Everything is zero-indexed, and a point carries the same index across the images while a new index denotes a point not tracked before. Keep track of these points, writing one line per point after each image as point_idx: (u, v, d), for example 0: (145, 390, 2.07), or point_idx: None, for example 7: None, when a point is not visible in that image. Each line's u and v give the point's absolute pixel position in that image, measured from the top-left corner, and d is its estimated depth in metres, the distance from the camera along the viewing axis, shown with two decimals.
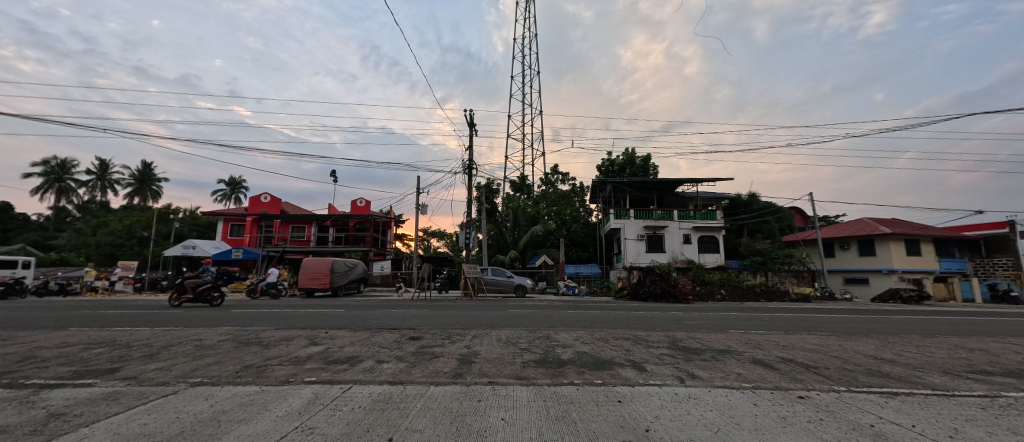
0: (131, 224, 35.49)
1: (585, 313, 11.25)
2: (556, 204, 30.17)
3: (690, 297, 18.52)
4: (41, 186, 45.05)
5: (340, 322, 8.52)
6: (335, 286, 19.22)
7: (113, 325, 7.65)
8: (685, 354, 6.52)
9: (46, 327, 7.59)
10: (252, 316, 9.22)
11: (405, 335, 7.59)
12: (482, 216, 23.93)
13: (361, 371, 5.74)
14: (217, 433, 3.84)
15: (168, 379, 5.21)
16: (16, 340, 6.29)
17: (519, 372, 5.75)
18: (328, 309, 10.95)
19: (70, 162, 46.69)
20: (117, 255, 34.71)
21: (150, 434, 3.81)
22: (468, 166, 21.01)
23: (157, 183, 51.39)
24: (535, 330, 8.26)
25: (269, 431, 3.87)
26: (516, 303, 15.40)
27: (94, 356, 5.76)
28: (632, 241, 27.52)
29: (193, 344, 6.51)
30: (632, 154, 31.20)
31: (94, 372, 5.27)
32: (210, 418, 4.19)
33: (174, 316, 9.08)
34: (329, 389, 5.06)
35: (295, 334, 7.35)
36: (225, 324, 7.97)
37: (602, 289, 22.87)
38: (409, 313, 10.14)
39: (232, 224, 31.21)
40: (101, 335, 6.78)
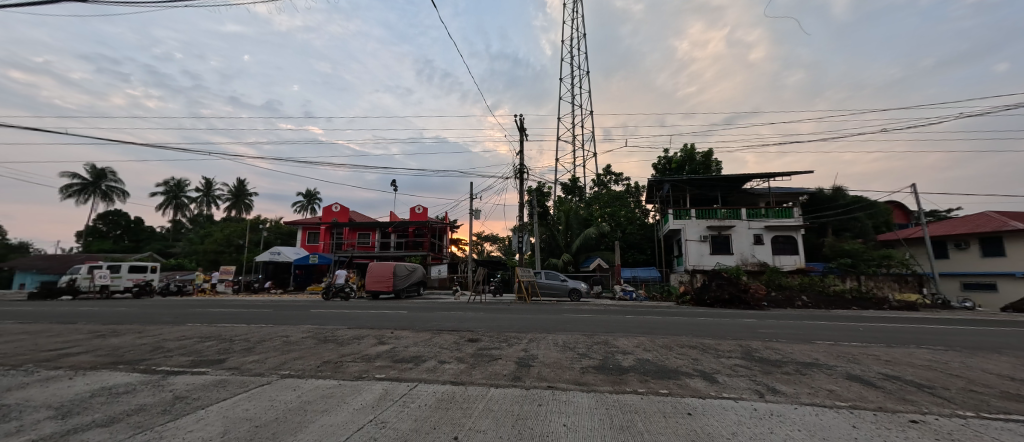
0: (229, 234, 40.86)
1: (645, 318, 10.78)
2: (610, 205, 29.23)
3: (763, 303, 16.97)
4: (162, 203, 53.47)
5: (404, 323, 9.01)
6: (398, 289, 20.43)
7: (218, 322, 8.79)
8: (763, 366, 5.94)
9: (170, 322, 8.95)
10: (329, 316, 10.08)
11: (464, 337, 7.79)
12: (534, 219, 23.95)
13: (425, 370, 6.01)
14: (304, 421, 4.24)
15: (263, 370, 5.89)
16: (149, 333, 7.50)
17: (578, 377, 5.64)
18: (393, 311, 11.66)
19: (184, 182, 54.90)
20: (219, 260, 40.19)
21: (251, 419, 4.30)
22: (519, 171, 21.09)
23: (248, 197, 58.50)
24: (592, 335, 8.06)
25: (347, 422, 4.18)
26: (571, 307, 15.24)
27: (205, 348, 6.67)
28: (694, 243, 25.75)
29: (281, 339, 7.27)
30: (692, 149, 29.29)
31: (206, 361, 6.11)
32: (298, 407, 4.65)
33: (266, 315, 10.25)
34: (397, 387, 5.35)
35: (366, 334, 7.92)
36: (306, 323, 8.79)
37: (663, 294, 21.48)
38: (467, 315, 10.45)
39: (308, 232, 34.54)
40: (212, 329, 7.87)
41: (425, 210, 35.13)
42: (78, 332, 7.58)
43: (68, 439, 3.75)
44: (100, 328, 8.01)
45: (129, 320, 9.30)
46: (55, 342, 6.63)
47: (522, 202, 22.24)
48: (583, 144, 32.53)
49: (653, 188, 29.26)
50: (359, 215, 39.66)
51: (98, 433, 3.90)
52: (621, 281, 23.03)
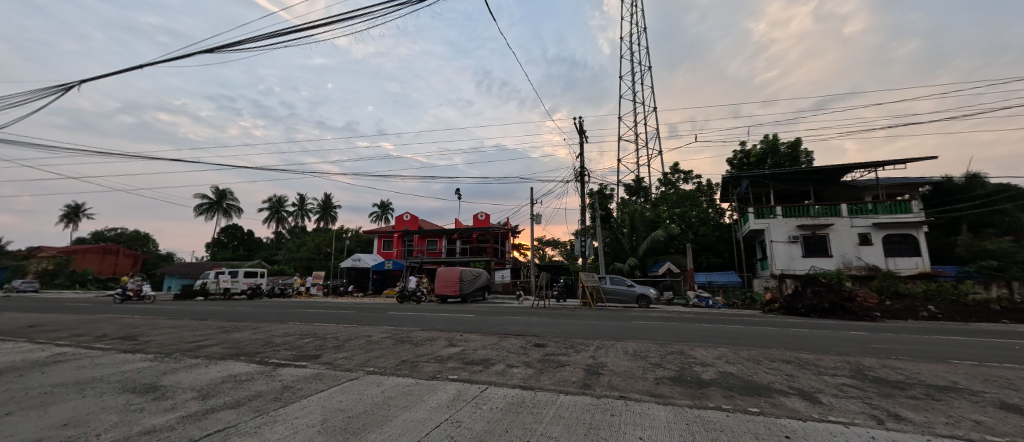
0: (318, 243, 46.00)
1: (726, 327, 9.87)
2: (679, 205, 27.34)
3: (877, 315, 14.48)
4: (267, 217, 62.08)
5: (472, 326, 9.31)
6: (464, 293, 21.28)
7: (313, 322, 9.91)
8: (879, 388, 5.07)
9: (276, 320, 10.30)
10: (404, 318, 10.83)
11: (530, 342, 7.83)
12: (596, 222, 23.32)
13: (494, 373, 6.14)
14: (388, 416, 4.58)
15: (352, 366, 6.51)
16: (262, 330, 8.70)
17: (653, 388, 5.34)
18: (462, 314, 12.16)
19: (283, 198, 63.12)
20: (312, 266, 45.47)
21: (344, 410, 4.77)
22: (580, 174, 20.73)
23: (333, 210, 65.32)
24: (666, 344, 7.60)
25: (425, 419, 4.43)
26: (640, 313, 14.58)
27: (305, 344, 7.56)
28: (781, 245, 22.96)
29: (365, 339, 7.97)
30: (775, 140, 26.36)
31: (306, 356, 6.92)
32: (383, 401, 5.05)
33: (352, 316, 11.34)
34: (469, 388, 5.56)
35: (437, 335, 8.35)
36: (385, 324, 9.53)
37: (745, 302, 19.42)
38: (533, 320, 10.48)
39: (383, 239, 37.55)
40: (308, 328, 8.91)
41: (488, 216, 36.36)
42: (211, 327, 9.08)
43: (208, 417, 4.50)
44: (226, 325, 9.47)
45: (247, 318, 10.91)
46: (195, 335, 8.00)
47: (583, 206, 21.83)
48: (648, 143, 30.88)
49: (728, 186, 26.92)
50: (426, 223, 42.14)
51: (229, 413, 4.62)
52: (695, 285, 21.41)
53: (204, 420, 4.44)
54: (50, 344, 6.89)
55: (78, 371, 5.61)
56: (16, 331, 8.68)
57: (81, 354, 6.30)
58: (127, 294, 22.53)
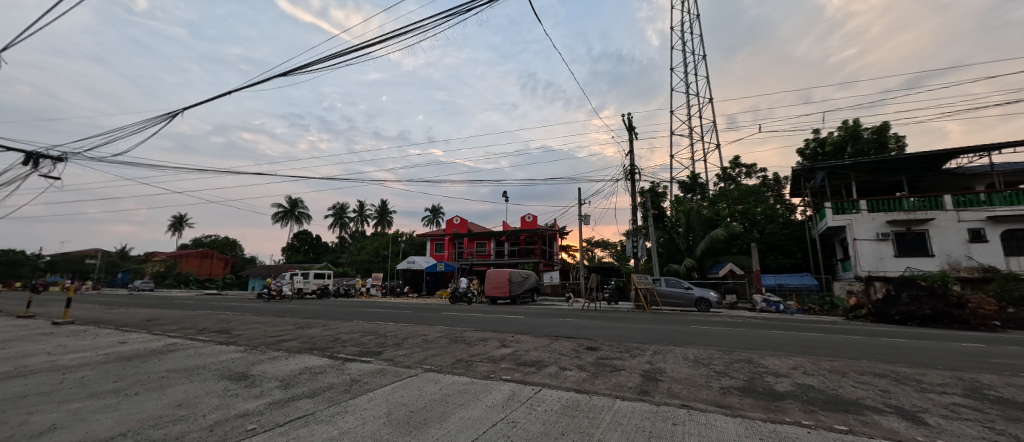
0: (377, 246, 49.03)
1: (802, 335, 8.94)
2: (741, 202, 25.38)
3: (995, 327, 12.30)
4: (332, 223, 67.41)
5: (523, 328, 9.37)
6: (513, 295, 21.51)
7: (375, 320, 10.58)
8: (1005, 410, 4.30)
9: (343, 318, 11.12)
10: (457, 318, 11.17)
11: (582, 345, 7.68)
12: (649, 222, 22.33)
13: (547, 375, 6.11)
14: (447, 412, 4.75)
15: (410, 363, 6.84)
16: (330, 326, 9.45)
17: (719, 399, 4.98)
18: (512, 315, 12.29)
19: (345, 205, 68.21)
20: (371, 268, 48.55)
21: (407, 404, 5.03)
22: (631, 172, 20.00)
23: (389, 215, 69.25)
24: (732, 351, 7.08)
25: (482, 418, 4.53)
26: (701, 318, 13.75)
27: (367, 341, 8.08)
28: (867, 243, 20.36)
29: (422, 338, 8.34)
30: (855, 126, 23.48)
31: (370, 352, 7.40)
32: (441, 398, 5.25)
33: (410, 315, 11.94)
34: (523, 389, 5.58)
35: (490, 336, 8.51)
36: (439, 324, 9.89)
37: (824, 307, 17.44)
38: (585, 323, 10.29)
39: (435, 242, 39.07)
40: (370, 326, 9.52)
41: (535, 218, 36.48)
42: (288, 323, 10.05)
43: (289, 405, 4.98)
44: (301, 321, 10.41)
45: (319, 316, 11.93)
46: (276, 330, 8.90)
47: (634, 205, 21.05)
48: (704, 137, 29.05)
49: (799, 179, 24.48)
50: (475, 226, 43.19)
51: (307, 402, 5.07)
52: (761, 288, 19.67)
53: (286, 407, 4.92)
54: (164, 335, 8.04)
55: (186, 359, 6.48)
56: (139, 323, 10.25)
57: (187, 345, 7.27)
58: (272, 293, 24.95)
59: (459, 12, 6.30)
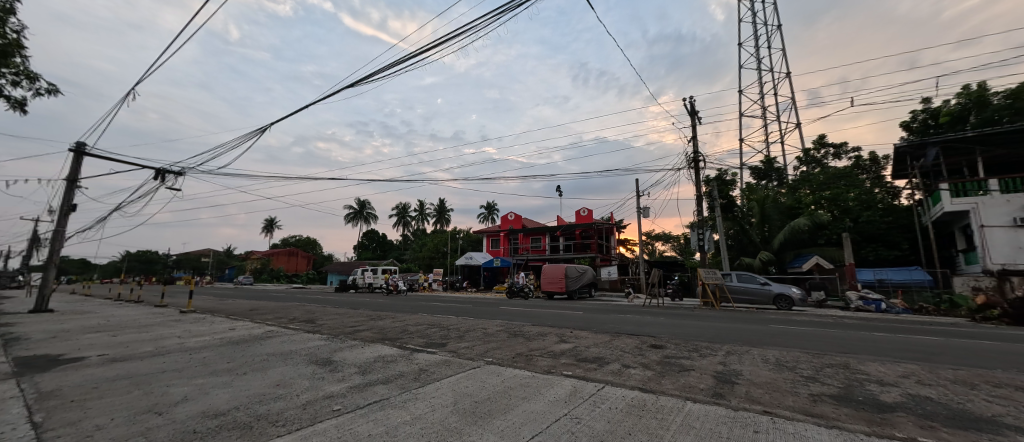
0: (437, 243, 51.44)
1: (912, 338, 7.69)
2: (828, 187, 22.36)
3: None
4: (396, 222, 72.01)
5: (582, 324, 9.24)
6: (570, 290, 21.28)
7: (438, 313, 11.13)
8: None
9: (410, 311, 11.87)
10: (515, 313, 11.35)
11: (646, 342, 7.37)
12: (716, 213, 20.73)
13: (610, 373, 5.95)
14: (510, 404, 4.82)
15: (473, 355, 7.09)
16: (399, 318, 10.13)
17: (808, 407, 4.47)
18: (570, 310, 12.16)
19: (407, 205, 72.40)
20: (432, 264, 51.09)
21: (471, 395, 5.22)
22: (694, 160, 18.72)
23: (447, 213, 72.21)
24: (822, 354, 6.31)
25: (545, 412, 4.53)
26: (782, 317, 12.46)
27: (432, 333, 8.51)
28: (1000, 230, 16.90)
29: (482, 331, 8.60)
30: (982, 91, 19.48)
31: (435, 344, 7.80)
32: (503, 391, 5.37)
33: (471, 309, 12.38)
34: (585, 385, 5.48)
35: (549, 331, 8.51)
36: (498, 318, 10.12)
37: (940, 306, 14.93)
38: (647, 320, 9.85)
39: (491, 238, 39.97)
40: (434, 319, 10.05)
41: (590, 212, 35.73)
42: (363, 314, 10.96)
43: (367, 389, 5.44)
44: (373, 313, 11.31)
45: (389, 308, 12.86)
46: (352, 321, 9.75)
47: (699, 195, 19.62)
48: (780, 117, 26.17)
49: (903, 158, 21.09)
50: (529, 221, 43.42)
51: (382, 388, 5.49)
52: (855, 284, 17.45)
53: (364, 391, 5.37)
54: (263, 323, 9.24)
55: (281, 345, 7.38)
56: (244, 313, 11.86)
57: (282, 332, 8.25)
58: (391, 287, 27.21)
59: (511, 8, 6.30)
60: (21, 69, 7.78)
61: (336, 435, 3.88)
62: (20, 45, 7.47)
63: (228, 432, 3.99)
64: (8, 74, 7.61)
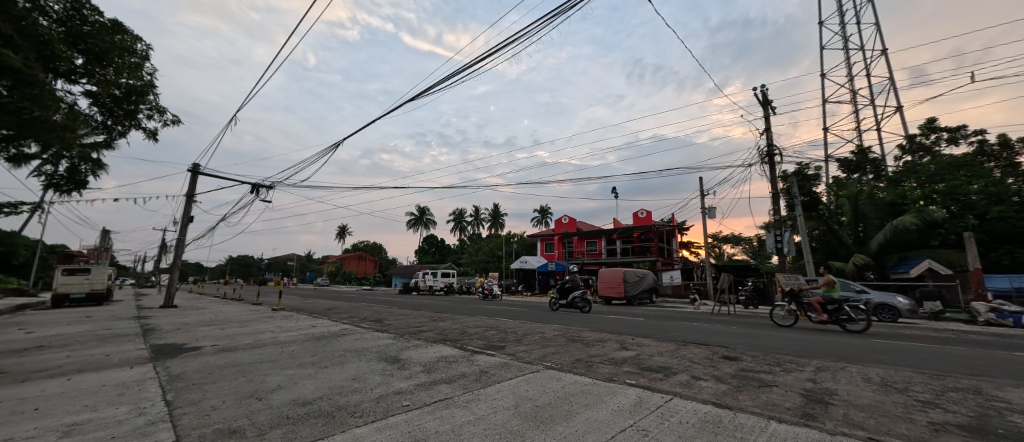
0: (493, 247, 52.55)
1: None
2: (942, 179, 18.97)
3: (674, 310, 14.62)
4: (454, 227, 74.89)
5: (644, 330, 8.82)
6: (630, 296, 20.45)
7: (496, 316, 11.34)
8: None
9: (469, 313, 12.24)
10: (573, 317, 11.15)
11: (718, 353, 6.82)
12: (796, 211, 18.68)
13: (678, 384, 5.57)
14: (572, 412, 4.71)
15: (532, 359, 7.07)
16: (459, 320, 10.49)
17: (928, 437, 3.79)
18: (631, 316, 11.67)
19: (463, 210, 74.92)
20: (489, 267, 52.33)
21: (532, 399, 5.21)
22: (767, 154, 17.10)
23: (501, 218, 73.55)
24: (942, 376, 5.34)
25: (609, 422, 4.37)
26: (885, 329, 10.85)
27: (491, 336, 8.67)
28: None
29: (539, 335, 8.58)
30: None
31: (494, 346, 7.93)
32: (565, 396, 5.29)
33: (529, 313, 12.43)
34: (652, 396, 5.18)
35: (608, 337, 8.24)
36: (555, 322, 10.03)
37: None
38: (718, 328, 9.13)
39: (545, 242, 39.91)
40: (492, 321, 10.24)
41: (649, 214, 34.28)
42: (425, 316, 11.53)
43: (433, 388, 5.69)
44: (435, 314, 11.82)
45: (450, 310, 13.36)
46: (416, 321, 10.28)
47: (774, 192, 17.84)
48: (874, 100, 22.92)
49: None
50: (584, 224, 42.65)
51: (446, 387, 5.69)
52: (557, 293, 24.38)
53: (430, 390, 5.61)
54: (339, 322, 10.09)
55: (355, 342, 8.01)
56: (323, 311, 13.08)
57: (355, 330, 8.95)
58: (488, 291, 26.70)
59: (565, 9, 6.26)
60: (154, 104, 9.37)
61: (407, 429, 4.10)
62: (152, 84, 8.99)
63: (314, 420, 4.41)
64: (145, 109, 9.20)
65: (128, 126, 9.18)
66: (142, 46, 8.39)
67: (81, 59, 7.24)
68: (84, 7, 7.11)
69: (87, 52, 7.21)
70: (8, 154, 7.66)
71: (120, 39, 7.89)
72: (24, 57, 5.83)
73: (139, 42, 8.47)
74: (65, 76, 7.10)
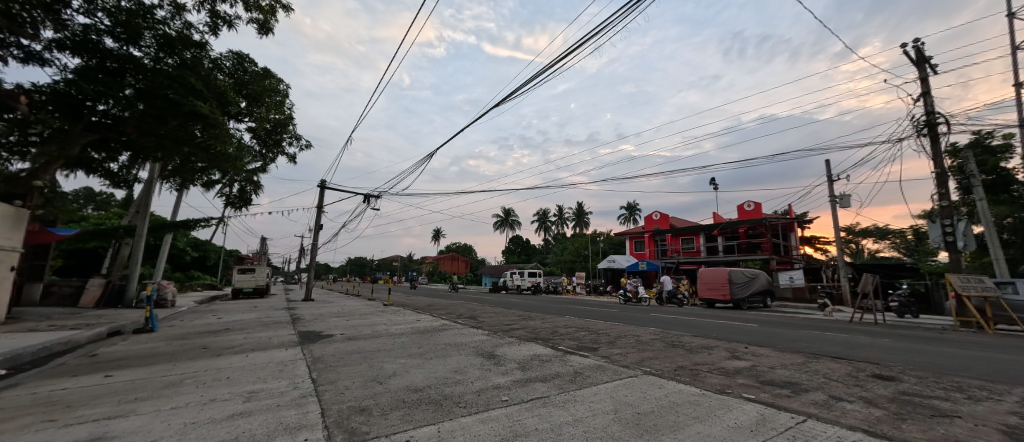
0: (578, 246, 51.88)
1: None
2: None
3: (802, 318, 12.49)
4: (538, 227, 75.84)
5: (760, 339, 7.77)
6: (737, 299, 18.17)
7: (588, 317, 11.10)
8: None
9: (559, 313, 12.22)
10: (671, 321, 10.38)
11: (863, 370, 5.66)
12: (975, 194, 14.54)
13: (812, 403, 4.74)
14: (678, 423, 4.35)
15: (628, 363, 6.75)
16: (549, 320, 10.54)
17: None
18: (742, 322, 10.38)
19: (547, 211, 75.46)
20: (575, 267, 51.78)
21: (632, 405, 4.95)
22: (925, 124, 13.67)
23: (585, 216, 72.12)
24: None
25: (724, 438, 3.93)
26: None
27: (582, 336, 8.53)
28: None
29: (634, 338, 8.16)
30: None
31: (586, 347, 7.78)
32: (669, 405, 4.91)
33: (622, 314, 11.92)
34: (778, 414, 4.49)
35: (715, 344, 7.46)
36: (651, 325, 9.45)
37: None
38: (863, 341, 7.57)
39: (634, 241, 37.95)
40: (583, 322, 10.08)
41: (758, 206, 30.20)
42: (517, 314, 11.83)
43: (529, 385, 5.80)
44: (526, 313, 12.07)
45: (541, 310, 13.53)
46: (508, 319, 10.64)
47: (939, 171, 14.15)
48: None
49: None
50: (677, 220, 39.43)
51: (541, 386, 5.75)
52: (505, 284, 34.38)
53: (526, 387, 5.74)
54: (439, 317, 10.97)
55: (454, 336, 8.62)
56: (426, 308, 14.36)
57: (453, 326, 9.62)
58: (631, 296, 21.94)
59: None
60: (293, 133, 11.40)
61: (508, 424, 4.25)
62: (291, 116, 10.91)
63: (425, 406, 4.85)
64: (287, 138, 11.22)
65: (276, 153, 11.29)
66: (283, 87, 10.25)
67: (244, 102, 9.15)
68: (245, 61, 9.00)
69: (247, 96, 9.08)
70: (202, 181, 10.04)
71: (270, 82, 9.76)
72: (210, 105, 7.60)
73: (281, 84, 10.38)
74: (235, 116, 9.05)
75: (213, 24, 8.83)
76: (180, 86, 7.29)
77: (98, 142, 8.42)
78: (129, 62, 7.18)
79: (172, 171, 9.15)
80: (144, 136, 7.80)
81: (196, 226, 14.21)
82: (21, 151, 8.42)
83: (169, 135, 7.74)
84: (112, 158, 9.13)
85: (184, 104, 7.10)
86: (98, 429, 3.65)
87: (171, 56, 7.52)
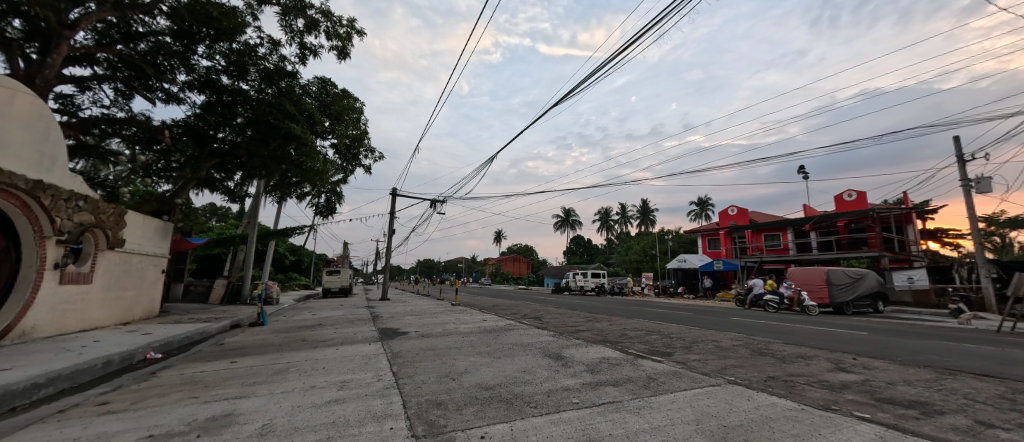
0: (643, 246, 49.44)
1: None
2: None
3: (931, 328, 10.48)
4: (600, 227, 73.82)
5: (872, 349, 6.70)
6: (839, 303, 15.94)
7: (659, 320, 10.52)
8: None
9: (628, 315, 11.76)
10: (756, 326, 9.41)
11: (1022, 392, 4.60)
12: None
13: (950, 429, 3.96)
14: (774, 439, 3.92)
15: (709, 370, 6.25)
16: (617, 322, 10.19)
17: None
18: (846, 329, 9.04)
19: (608, 209, 73.13)
20: (641, 267, 49.49)
21: (717, 417, 4.57)
22: None
23: (651, 214, 68.51)
24: None
25: None
26: None
27: (654, 340, 8.09)
28: None
29: (713, 344, 7.55)
30: None
31: (659, 352, 7.37)
32: (760, 420, 4.45)
33: (699, 318, 11.09)
34: (904, 438, 3.82)
35: (814, 354, 6.60)
36: (733, 330, 8.65)
37: None
38: (1018, 355, 6.16)
39: (707, 238, 35.11)
40: (654, 325, 9.57)
41: (860, 195, 26.14)
42: (582, 316, 11.62)
43: (600, 389, 5.65)
44: (592, 315, 11.79)
45: (608, 312, 13.15)
46: (573, 321, 10.49)
47: None
48: None
49: None
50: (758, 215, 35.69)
51: (613, 390, 5.57)
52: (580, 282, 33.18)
53: (597, 390, 5.60)
54: (504, 317, 11.17)
55: (521, 337, 8.71)
56: (491, 308, 14.77)
57: (519, 327, 9.73)
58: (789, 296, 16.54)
59: None
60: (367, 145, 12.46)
61: (581, 427, 4.18)
62: (366, 131, 11.93)
63: (497, 403, 4.97)
64: (363, 151, 12.29)
65: (354, 166, 12.41)
66: (359, 105, 11.26)
67: (328, 122, 10.24)
68: (327, 85, 10.09)
69: (330, 115, 10.16)
70: (297, 194, 11.40)
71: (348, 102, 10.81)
72: (302, 126, 8.64)
73: (357, 102, 11.41)
74: (320, 135, 10.17)
75: (302, 54, 10.01)
76: (278, 111, 8.39)
77: (218, 165, 10.02)
78: (240, 95, 8.46)
79: (273, 186, 10.53)
80: (252, 157, 9.10)
81: (292, 233, 16.18)
82: (166, 176, 10.35)
83: (271, 155, 8.95)
84: (229, 177, 10.79)
85: (282, 127, 8.17)
86: (229, 406, 4.32)
87: (270, 86, 8.69)
